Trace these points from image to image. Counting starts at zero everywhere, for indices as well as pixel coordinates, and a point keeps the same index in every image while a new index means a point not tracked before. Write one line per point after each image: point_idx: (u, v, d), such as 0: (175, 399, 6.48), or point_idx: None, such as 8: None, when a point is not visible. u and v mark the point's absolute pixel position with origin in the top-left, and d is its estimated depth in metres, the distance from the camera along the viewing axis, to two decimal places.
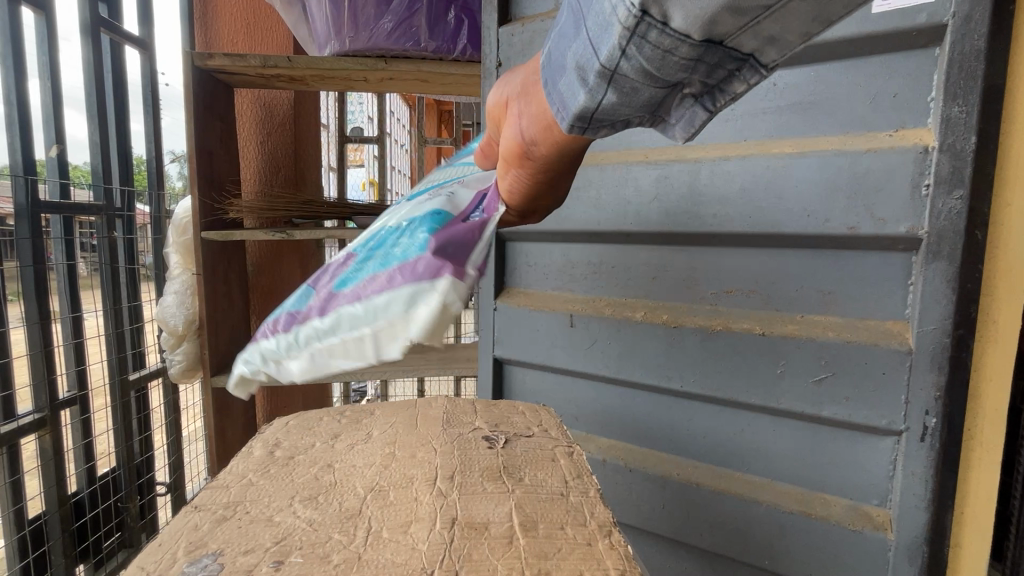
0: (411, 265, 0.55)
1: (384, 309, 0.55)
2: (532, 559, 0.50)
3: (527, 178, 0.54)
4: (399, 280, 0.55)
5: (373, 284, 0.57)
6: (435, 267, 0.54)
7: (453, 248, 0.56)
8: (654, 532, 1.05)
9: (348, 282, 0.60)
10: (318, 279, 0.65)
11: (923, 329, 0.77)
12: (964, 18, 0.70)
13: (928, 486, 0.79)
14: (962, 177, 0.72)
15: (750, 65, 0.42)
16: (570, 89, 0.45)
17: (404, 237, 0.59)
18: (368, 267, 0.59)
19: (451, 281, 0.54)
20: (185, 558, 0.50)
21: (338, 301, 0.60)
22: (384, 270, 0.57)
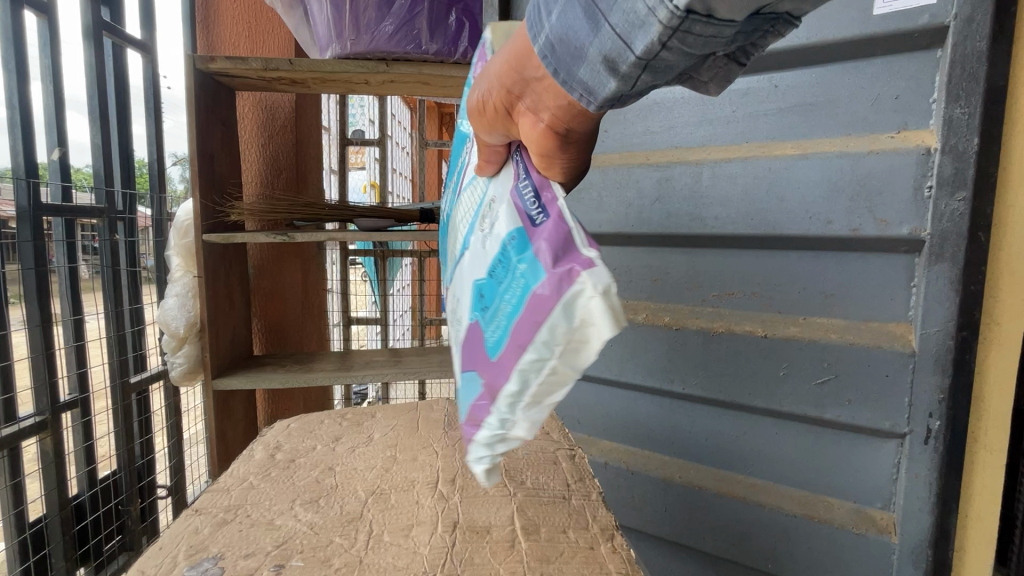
0: (530, 296, 0.41)
1: (546, 344, 0.40)
2: (534, 563, 0.50)
3: (576, 162, 0.45)
4: (543, 303, 0.39)
5: (509, 343, 0.42)
6: (571, 269, 0.39)
7: (550, 250, 0.41)
8: (656, 535, 1.04)
9: (484, 365, 0.46)
10: (472, 352, 0.49)
11: (925, 331, 0.77)
12: (967, 19, 0.70)
13: (932, 489, 0.78)
14: (965, 178, 0.72)
15: (784, 21, 0.38)
16: (596, 79, 0.39)
17: (505, 271, 0.45)
18: (491, 335, 0.45)
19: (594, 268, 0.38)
20: (186, 562, 0.50)
21: (491, 389, 0.44)
22: (508, 324, 0.43)
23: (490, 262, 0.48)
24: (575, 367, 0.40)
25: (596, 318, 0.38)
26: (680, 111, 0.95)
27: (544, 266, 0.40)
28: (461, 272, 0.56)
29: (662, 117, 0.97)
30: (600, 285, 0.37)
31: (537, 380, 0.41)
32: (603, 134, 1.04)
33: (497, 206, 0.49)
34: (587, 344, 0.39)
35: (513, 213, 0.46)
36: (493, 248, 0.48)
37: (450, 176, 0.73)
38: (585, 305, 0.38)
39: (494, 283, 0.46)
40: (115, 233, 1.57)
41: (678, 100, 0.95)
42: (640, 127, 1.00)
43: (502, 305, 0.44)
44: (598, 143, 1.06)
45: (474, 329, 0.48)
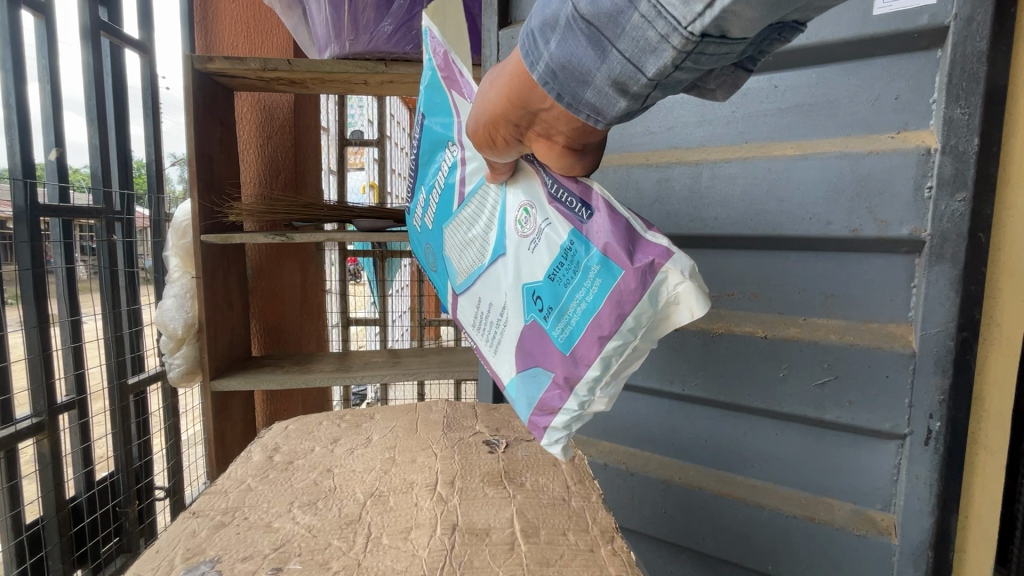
0: (609, 296, 0.51)
1: (632, 329, 0.51)
2: (533, 565, 0.50)
3: (591, 163, 0.51)
4: (629, 298, 0.50)
5: (590, 336, 0.52)
6: (654, 260, 0.50)
7: (617, 251, 0.51)
8: (656, 537, 1.04)
9: (562, 355, 0.55)
10: (532, 352, 0.58)
11: (926, 332, 0.76)
12: (966, 19, 0.70)
13: (933, 491, 0.78)
14: (965, 179, 0.72)
15: (789, 28, 0.39)
16: (604, 100, 0.41)
17: (574, 274, 0.53)
18: (564, 330, 0.54)
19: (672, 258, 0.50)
20: (183, 564, 0.49)
21: (576, 372, 0.54)
22: (586, 317, 0.53)
23: (548, 268, 0.55)
24: (654, 337, 0.53)
25: (679, 298, 0.50)
26: (679, 111, 0.95)
27: (617, 266, 0.50)
28: (493, 274, 0.61)
29: (661, 117, 0.97)
30: (674, 272, 0.50)
31: (622, 356, 0.53)
32: None
33: (540, 213, 0.57)
34: (671, 317, 0.52)
35: (563, 217, 0.55)
36: (547, 256, 0.55)
37: (419, 181, 0.72)
38: (665, 291, 0.50)
39: (558, 286, 0.55)
40: (113, 234, 1.56)
41: (677, 100, 0.95)
42: (639, 128, 1.00)
43: (574, 303, 0.54)
44: None
45: (535, 328, 0.57)
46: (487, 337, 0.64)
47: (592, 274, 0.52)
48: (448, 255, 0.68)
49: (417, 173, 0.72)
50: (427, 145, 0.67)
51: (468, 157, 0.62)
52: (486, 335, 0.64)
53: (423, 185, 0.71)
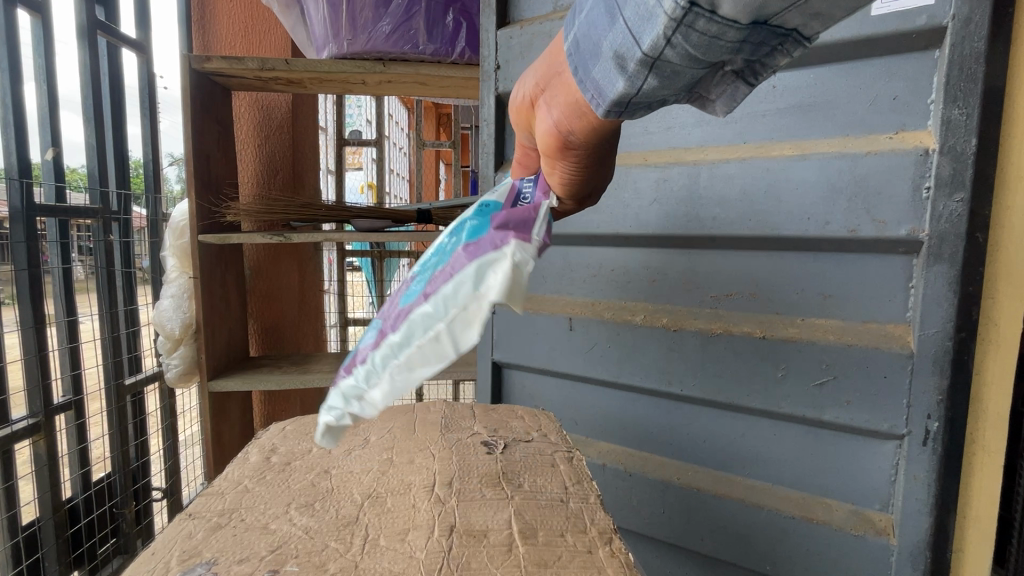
0: (455, 263, 0.49)
1: (443, 301, 0.46)
2: (531, 567, 0.49)
3: (574, 173, 0.48)
4: (463, 263, 0.48)
5: (418, 295, 0.49)
6: (506, 237, 0.49)
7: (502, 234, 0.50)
8: (655, 537, 1.04)
9: (399, 302, 0.51)
10: (387, 308, 0.55)
11: (924, 332, 0.76)
12: (965, 19, 0.70)
13: (931, 491, 0.78)
14: (963, 179, 0.72)
15: (792, 40, 0.38)
16: (606, 77, 0.40)
17: (453, 243, 0.53)
18: (416, 286, 0.51)
19: (522, 243, 0.49)
20: (179, 567, 0.49)
21: (393, 323, 0.50)
22: (433, 278, 0.49)
23: (452, 237, 0.54)
24: (451, 341, 0.45)
25: (493, 292, 0.46)
26: (677, 111, 0.95)
27: (486, 231, 0.51)
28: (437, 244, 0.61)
29: (660, 117, 0.97)
30: (517, 263, 0.47)
31: (423, 334, 0.46)
32: None
33: (484, 198, 0.57)
34: (470, 321, 0.45)
35: (500, 203, 0.55)
36: (463, 228, 0.54)
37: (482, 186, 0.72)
38: (493, 275, 0.46)
39: (442, 247, 0.54)
40: (111, 234, 1.56)
41: None
42: (637, 129, 0.99)
43: (437, 266, 0.51)
44: None
45: (403, 284, 0.55)
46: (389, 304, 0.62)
47: (464, 241, 0.52)
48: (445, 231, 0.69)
49: None
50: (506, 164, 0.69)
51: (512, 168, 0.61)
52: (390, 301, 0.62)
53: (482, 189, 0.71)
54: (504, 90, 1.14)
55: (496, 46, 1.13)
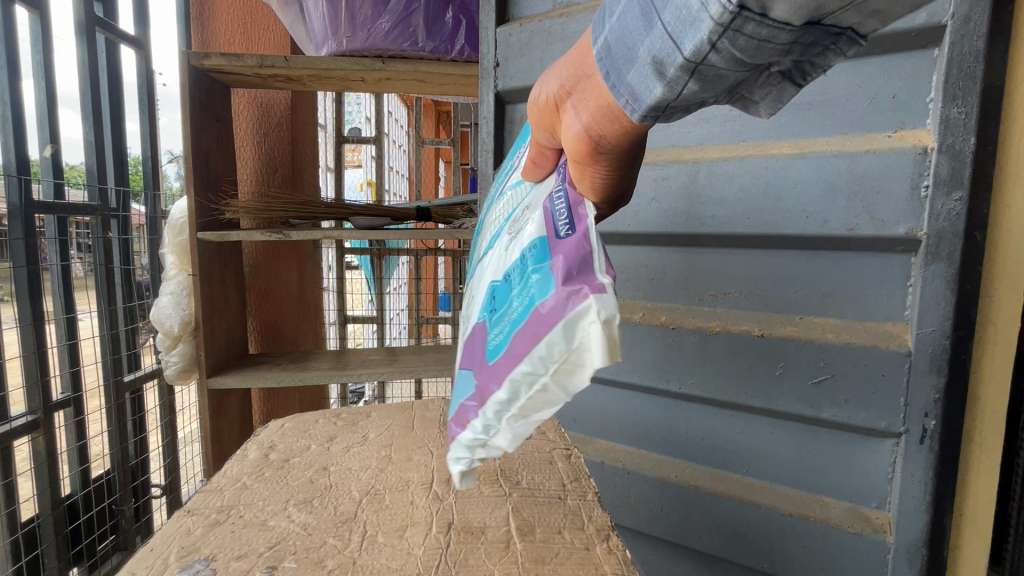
0: (532, 313, 0.40)
1: (541, 360, 0.39)
2: (528, 564, 0.50)
3: (606, 178, 0.45)
4: (541, 320, 0.39)
5: (506, 353, 0.41)
6: (580, 288, 0.38)
7: (565, 267, 0.39)
8: (652, 534, 1.04)
9: (485, 364, 0.44)
10: (471, 350, 0.50)
11: (921, 331, 0.76)
12: (964, 19, 0.70)
13: (928, 489, 0.78)
14: (961, 178, 0.72)
15: (847, 38, 0.37)
16: (642, 83, 0.40)
17: (519, 277, 0.44)
18: (497, 339, 0.44)
19: (603, 291, 0.37)
20: (178, 563, 0.49)
21: (487, 390, 0.43)
22: (514, 330, 0.42)
23: (514, 282, 0.45)
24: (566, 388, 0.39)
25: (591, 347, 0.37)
26: None
27: (554, 282, 0.39)
28: (484, 273, 0.54)
29: None
30: (604, 313, 0.36)
31: (527, 394, 0.40)
32: None
33: (529, 212, 0.49)
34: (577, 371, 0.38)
35: (541, 232, 0.44)
36: (516, 266, 0.45)
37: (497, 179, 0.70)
38: (585, 326, 0.37)
39: (506, 288, 0.45)
40: (109, 231, 1.56)
41: None
42: None
43: (513, 313, 0.43)
44: None
45: (481, 327, 0.49)
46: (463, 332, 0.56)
47: (530, 273, 0.42)
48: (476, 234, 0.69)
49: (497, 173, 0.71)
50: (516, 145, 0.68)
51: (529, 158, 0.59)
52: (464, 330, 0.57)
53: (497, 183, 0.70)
54: (503, 87, 1.14)
55: (496, 43, 1.13)
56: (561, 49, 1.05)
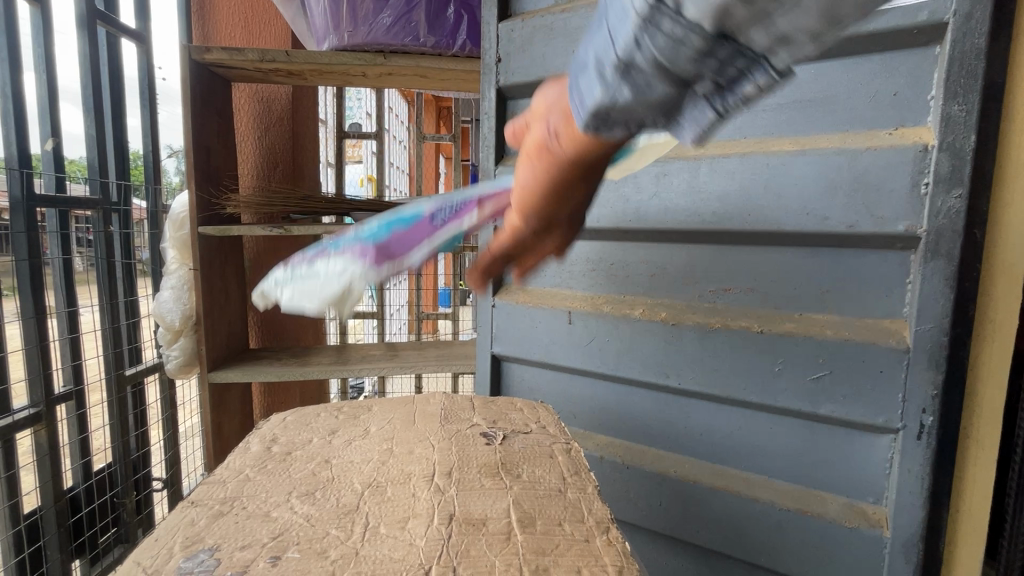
0: (351, 243, 0.61)
1: (319, 271, 0.60)
2: (529, 555, 0.50)
3: (543, 180, 0.45)
4: (347, 254, 0.60)
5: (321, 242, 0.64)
6: (372, 258, 0.58)
7: (382, 250, 0.59)
8: (651, 529, 1.05)
9: (332, 241, 0.63)
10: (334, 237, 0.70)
11: (920, 328, 0.77)
12: (966, 15, 0.70)
13: (924, 484, 0.79)
14: (961, 176, 0.72)
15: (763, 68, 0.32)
16: (588, 85, 0.36)
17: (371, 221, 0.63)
18: (348, 234, 0.62)
19: (373, 271, 0.58)
20: (182, 553, 0.50)
21: (320, 261, 0.61)
22: (360, 237, 0.61)
23: (383, 214, 0.63)
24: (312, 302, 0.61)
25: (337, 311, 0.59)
26: None
27: (369, 249, 0.59)
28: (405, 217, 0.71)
29: None
30: (357, 283, 0.58)
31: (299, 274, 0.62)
32: None
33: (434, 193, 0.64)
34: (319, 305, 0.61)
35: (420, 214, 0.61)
36: (388, 212, 0.63)
37: None
38: (342, 301, 0.59)
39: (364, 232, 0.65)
40: (111, 225, 1.56)
41: None
42: None
43: (370, 224, 0.62)
44: None
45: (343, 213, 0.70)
46: None
47: (373, 226, 0.61)
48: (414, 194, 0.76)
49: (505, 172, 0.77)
50: None
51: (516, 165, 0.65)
52: None
53: None
54: (505, 82, 1.14)
55: (498, 39, 1.13)
56: (563, 45, 1.04)
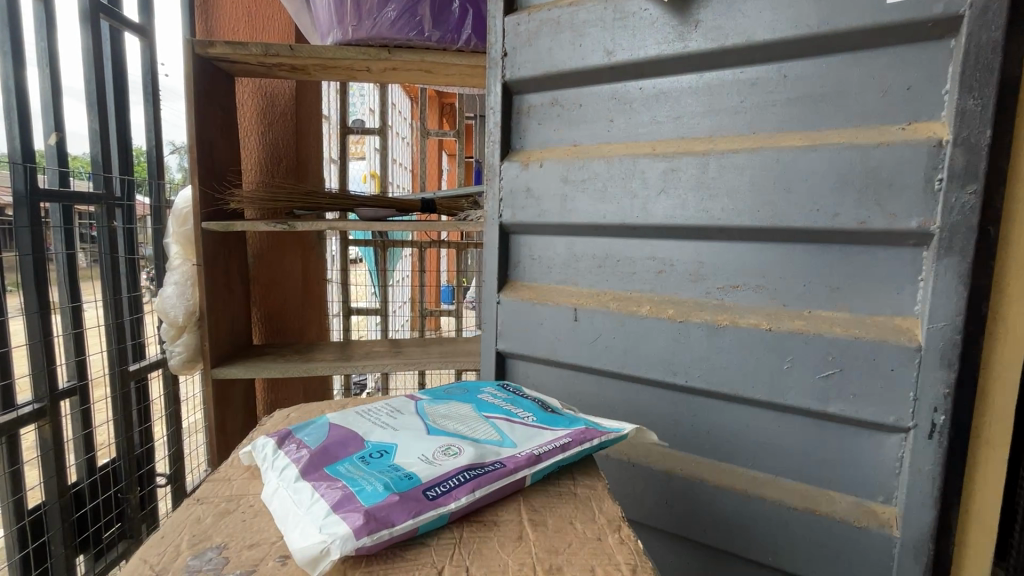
0: (346, 494, 0.51)
1: (312, 500, 0.51)
2: (542, 554, 0.50)
3: None
4: (342, 500, 0.50)
5: (323, 475, 0.55)
6: (361, 518, 0.47)
7: (372, 512, 0.48)
8: (657, 528, 1.04)
9: (349, 488, 0.52)
10: (340, 442, 0.62)
11: (933, 326, 0.76)
12: (982, 9, 0.70)
13: (935, 484, 0.78)
14: (976, 171, 0.72)
15: None
16: None
17: (382, 472, 0.55)
18: (373, 488, 0.52)
19: (354, 530, 0.46)
20: (189, 551, 0.49)
21: (344, 507, 0.49)
22: (391, 492, 0.51)
23: (408, 468, 0.55)
24: (285, 528, 0.50)
25: (298, 547, 0.46)
26: (687, 100, 0.94)
27: (366, 504, 0.49)
28: (409, 425, 0.66)
29: (669, 107, 0.96)
30: (333, 538, 0.45)
31: (287, 499, 0.53)
32: (609, 123, 1.03)
33: (456, 458, 0.57)
34: (290, 531, 0.49)
35: (423, 481, 0.53)
36: (416, 469, 0.55)
37: (532, 404, 0.75)
38: (315, 537, 0.46)
39: (370, 465, 0.56)
40: (114, 221, 1.56)
41: (686, 89, 0.94)
42: (646, 118, 0.98)
43: (398, 480, 0.53)
44: (606, 130, 1.04)
45: (351, 443, 0.62)
46: (378, 411, 0.71)
47: (381, 479, 0.53)
48: (407, 411, 0.71)
49: (539, 404, 0.76)
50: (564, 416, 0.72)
51: (563, 444, 0.63)
52: (381, 410, 0.71)
53: (528, 405, 0.75)
54: (511, 77, 1.13)
55: (503, 33, 1.12)
56: (570, 39, 1.03)
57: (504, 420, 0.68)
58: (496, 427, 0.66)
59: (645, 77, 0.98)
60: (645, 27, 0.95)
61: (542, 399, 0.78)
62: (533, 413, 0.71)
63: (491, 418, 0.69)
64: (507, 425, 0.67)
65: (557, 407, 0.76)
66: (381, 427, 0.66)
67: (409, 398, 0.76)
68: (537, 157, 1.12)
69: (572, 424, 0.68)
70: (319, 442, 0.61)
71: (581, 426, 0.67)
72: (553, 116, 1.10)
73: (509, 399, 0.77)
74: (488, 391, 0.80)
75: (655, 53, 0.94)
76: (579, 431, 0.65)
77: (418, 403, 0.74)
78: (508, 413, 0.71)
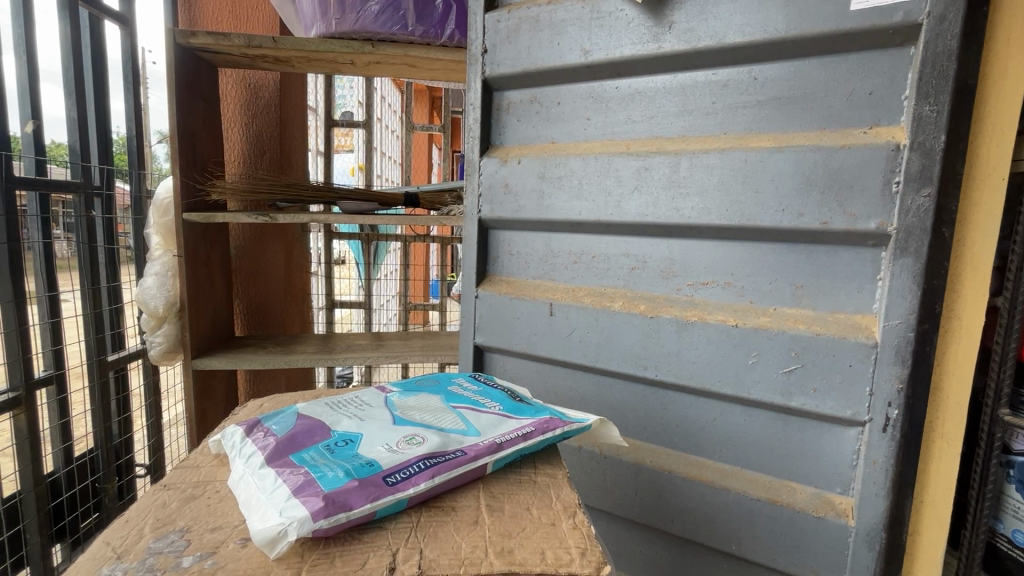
0: (309, 480, 0.52)
1: (273, 488, 0.52)
2: (495, 537, 0.52)
3: None
4: (302, 487, 0.51)
5: (287, 463, 0.56)
6: (318, 503, 0.49)
7: (330, 496, 0.50)
8: (626, 517, 1.07)
9: (310, 474, 0.53)
10: (307, 431, 0.63)
11: (888, 323, 0.79)
12: (939, 17, 0.72)
13: (888, 475, 0.82)
14: (930, 175, 0.74)
15: None
16: None
17: (344, 461, 0.56)
18: (334, 474, 0.53)
19: (309, 517, 0.47)
20: (152, 534, 0.51)
21: (303, 492, 0.50)
22: (351, 478, 0.52)
23: (370, 457, 0.57)
24: (248, 514, 0.51)
25: (261, 529, 0.47)
26: (660, 100, 0.96)
27: (325, 488, 0.51)
28: (376, 415, 0.68)
29: (643, 107, 0.97)
30: (291, 525, 0.47)
31: (250, 487, 0.54)
32: (586, 121, 1.04)
33: (416, 449, 0.59)
34: (251, 518, 0.50)
35: (382, 469, 0.55)
36: (378, 457, 0.57)
37: (505, 394, 0.77)
38: (276, 521, 0.47)
39: (332, 454, 0.58)
40: (92, 210, 1.55)
41: (660, 90, 0.96)
42: (620, 117, 1.00)
43: (360, 467, 0.54)
44: (583, 128, 1.05)
45: (318, 432, 0.63)
46: (349, 403, 0.72)
47: (342, 467, 0.54)
48: (375, 403, 0.72)
49: (513, 395, 0.77)
50: (534, 406, 0.74)
51: (528, 433, 0.64)
52: (350, 403, 0.72)
53: (501, 396, 0.76)
54: (490, 73, 1.13)
55: (483, 29, 1.13)
56: (548, 37, 1.05)
57: (470, 411, 0.70)
58: (461, 418, 0.67)
59: (620, 77, 0.99)
60: (621, 27, 0.96)
61: (515, 391, 0.79)
62: (503, 403, 0.73)
63: (457, 409, 0.70)
64: (473, 415, 0.68)
65: (529, 399, 0.77)
66: (349, 417, 0.67)
67: (380, 391, 0.77)
68: (515, 153, 1.13)
69: (542, 414, 0.70)
70: (284, 432, 0.62)
71: (550, 416, 0.69)
72: (532, 113, 1.11)
73: (481, 390, 0.78)
74: (462, 383, 0.82)
75: (630, 53, 0.95)
76: (547, 421, 0.67)
77: (387, 396, 0.75)
78: (474, 404, 0.72)
